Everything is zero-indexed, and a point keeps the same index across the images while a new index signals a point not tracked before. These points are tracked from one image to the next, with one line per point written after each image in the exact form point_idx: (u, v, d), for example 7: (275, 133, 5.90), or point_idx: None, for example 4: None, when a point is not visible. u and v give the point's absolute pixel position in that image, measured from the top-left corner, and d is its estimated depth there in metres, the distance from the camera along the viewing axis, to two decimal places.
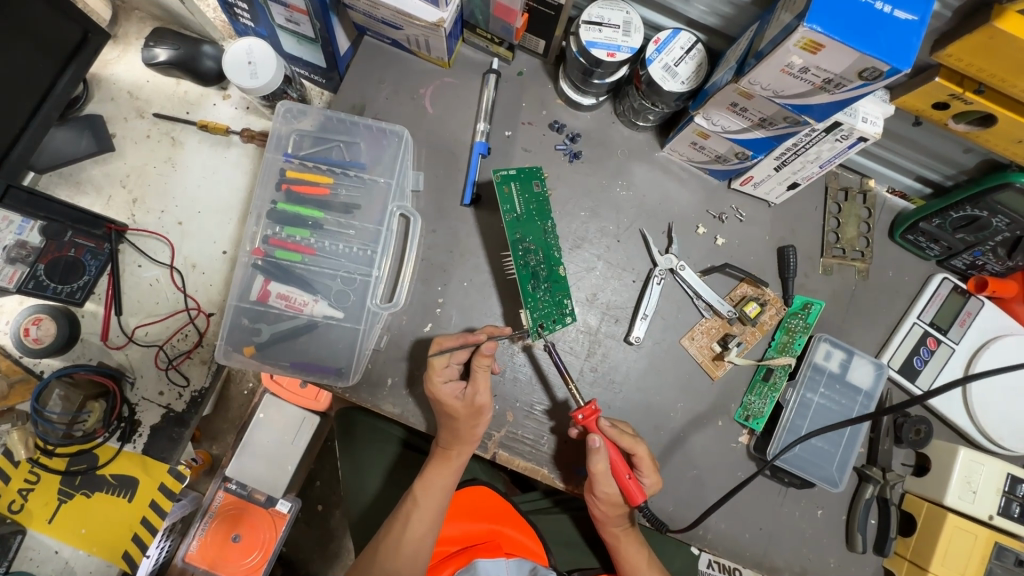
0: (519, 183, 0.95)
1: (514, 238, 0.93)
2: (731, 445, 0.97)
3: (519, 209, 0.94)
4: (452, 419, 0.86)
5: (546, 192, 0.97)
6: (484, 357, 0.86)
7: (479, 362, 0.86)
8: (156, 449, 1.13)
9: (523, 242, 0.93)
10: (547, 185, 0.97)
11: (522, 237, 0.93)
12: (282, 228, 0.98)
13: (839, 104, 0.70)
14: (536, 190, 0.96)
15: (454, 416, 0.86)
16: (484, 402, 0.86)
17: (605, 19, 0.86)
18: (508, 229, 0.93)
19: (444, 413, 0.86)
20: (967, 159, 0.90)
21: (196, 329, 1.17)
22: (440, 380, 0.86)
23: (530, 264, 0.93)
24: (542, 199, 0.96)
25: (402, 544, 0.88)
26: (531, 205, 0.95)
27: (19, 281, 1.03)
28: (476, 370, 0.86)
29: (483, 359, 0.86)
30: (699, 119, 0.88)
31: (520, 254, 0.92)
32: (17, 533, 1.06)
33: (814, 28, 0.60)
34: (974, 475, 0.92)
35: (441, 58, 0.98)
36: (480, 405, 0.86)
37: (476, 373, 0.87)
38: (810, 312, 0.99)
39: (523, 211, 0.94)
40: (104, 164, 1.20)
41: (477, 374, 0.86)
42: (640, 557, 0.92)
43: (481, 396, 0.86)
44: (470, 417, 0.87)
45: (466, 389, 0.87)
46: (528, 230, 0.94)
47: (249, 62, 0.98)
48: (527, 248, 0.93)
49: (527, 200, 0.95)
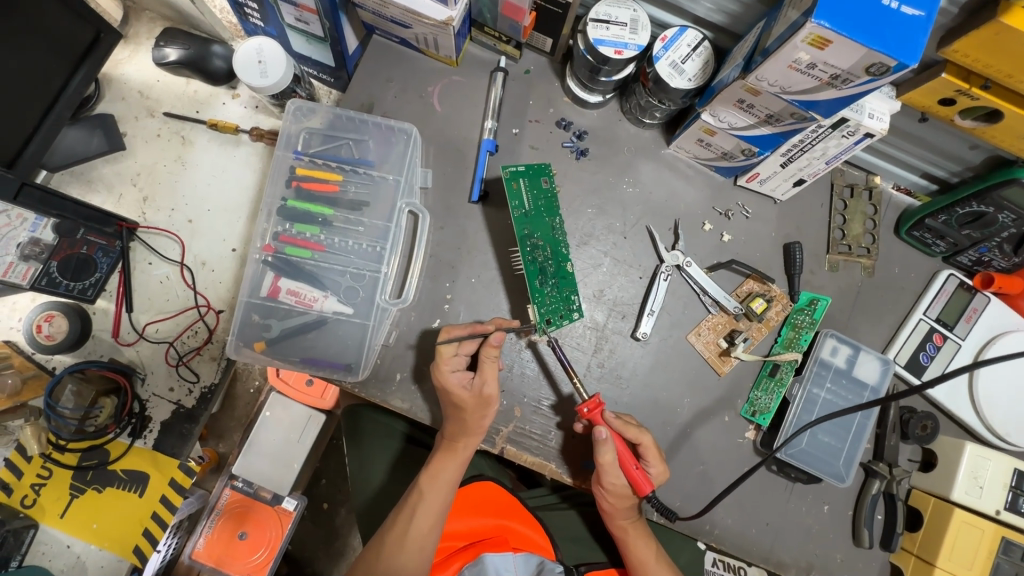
0: (526, 179, 0.96)
1: (523, 232, 0.94)
2: (737, 441, 0.97)
3: (526, 206, 0.95)
4: (458, 408, 0.87)
5: (554, 189, 0.98)
6: (491, 348, 0.87)
7: (486, 353, 0.88)
8: (166, 445, 1.15)
9: (531, 238, 0.94)
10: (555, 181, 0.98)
11: (529, 233, 0.94)
12: (292, 225, 0.99)
13: (846, 100, 0.70)
14: (544, 187, 0.97)
15: (461, 407, 0.87)
16: (491, 391, 0.88)
17: (612, 17, 0.87)
18: (517, 225, 0.94)
19: (450, 402, 0.87)
20: (973, 156, 0.90)
21: (206, 326, 1.18)
22: (447, 368, 0.86)
23: (537, 260, 0.94)
24: (550, 196, 0.97)
25: (407, 538, 0.89)
26: (538, 201, 0.96)
27: (32, 278, 1.03)
28: (483, 360, 0.88)
29: (490, 349, 0.87)
30: (706, 116, 0.88)
31: (527, 251, 0.94)
32: (30, 527, 1.07)
33: (821, 24, 0.60)
34: (980, 470, 0.92)
35: (449, 56, 0.99)
36: (487, 396, 0.88)
37: (484, 364, 0.88)
38: (817, 308, 0.99)
39: (530, 207, 0.95)
40: (115, 163, 1.21)
41: (484, 364, 0.88)
42: (647, 552, 0.92)
43: (488, 386, 0.88)
44: (479, 409, 0.88)
45: (473, 380, 0.88)
46: (535, 226, 0.95)
47: (260, 61, 0.99)
48: (534, 245, 0.94)
49: (533, 195, 0.96)
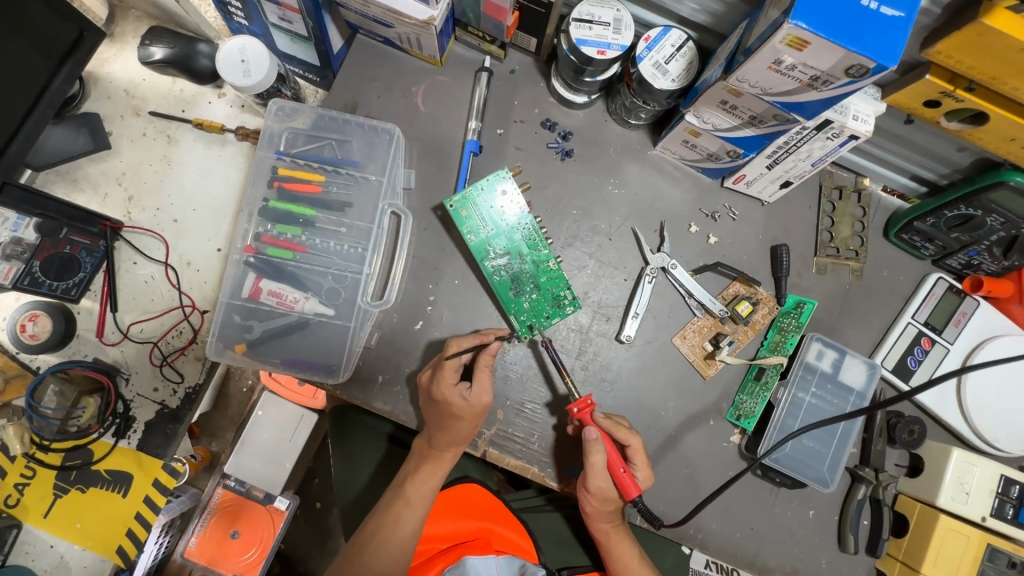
0: (477, 202, 0.95)
1: (482, 255, 0.94)
2: (723, 444, 0.97)
3: (482, 227, 0.94)
4: (454, 418, 0.87)
5: (514, 194, 0.96)
6: (489, 356, 0.89)
7: (483, 362, 0.89)
8: (151, 445, 1.14)
9: (495, 254, 0.94)
10: (512, 188, 0.96)
11: (492, 251, 0.94)
12: (273, 226, 0.99)
13: (829, 101, 0.69)
14: (501, 197, 0.95)
15: (459, 417, 0.87)
16: (487, 401, 0.88)
17: (595, 16, 0.86)
18: (476, 252, 0.94)
19: (447, 412, 0.86)
20: (961, 158, 0.89)
21: (191, 326, 1.18)
22: (448, 382, 0.86)
23: (506, 273, 0.95)
24: (512, 203, 0.96)
25: (391, 543, 0.89)
26: (497, 215, 0.95)
27: (14, 277, 1.07)
28: (479, 369, 0.89)
29: (488, 359, 0.88)
30: (691, 118, 0.87)
31: (492, 268, 0.94)
32: (13, 527, 1.08)
33: (799, 24, 0.60)
34: (967, 476, 0.91)
35: (433, 56, 0.98)
36: (484, 404, 0.88)
37: (480, 373, 0.89)
38: (803, 311, 0.97)
39: (486, 227, 0.94)
40: (100, 162, 1.21)
41: (480, 373, 0.88)
42: (631, 553, 0.92)
43: (485, 396, 0.88)
44: (475, 419, 0.88)
45: (470, 390, 0.87)
46: (497, 242, 0.95)
47: (242, 60, 0.99)
48: (499, 260, 0.95)
49: (488, 213, 0.95)
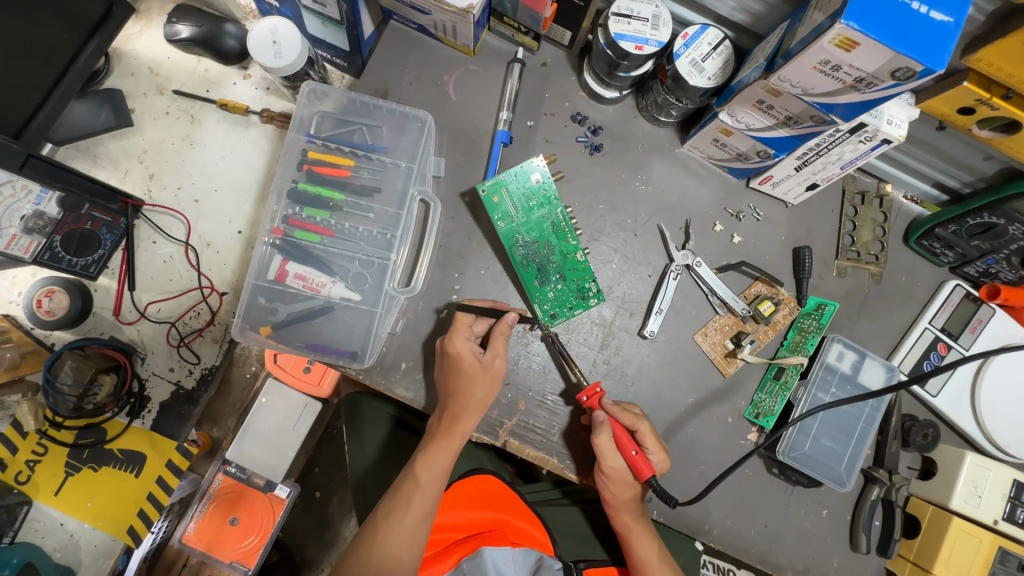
0: (509, 188, 0.95)
1: (511, 243, 0.94)
2: (739, 442, 0.97)
3: (513, 214, 0.95)
4: (467, 380, 0.86)
5: (547, 184, 0.96)
6: (504, 325, 0.90)
7: (499, 330, 0.90)
8: (165, 425, 1.17)
9: (524, 242, 0.95)
10: (545, 176, 0.96)
11: (522, 239, 0.95)
12: (301, 209, 0.98)
13: (868, 104, 0.70)
14: (533, 184, 0.96)
15: (471, 378, 0.86)
16: (500, 366, 0.89)
17: (634, 11, 0.86)
18: (504, 239, 0.94)
19: (459, 372, 0.86)
20: (987, 167, 0.91)
21: (209, 308, 1.20)
22: (462, 335, 0.87)
23: (534, 261, 0.95)
24: (545, 191, 0.96)
25: (403, 523, 0.88)
26: (527, 202, 0.95)
27: (34, 251, 1.04)
28: (495, 336, 0.90)
29: (504, 328, 0.90)
30: (724, 116, 0.88)
31: (521, 255, 0.95)
32: (23, 504, 1.06)
33: (851, 25, 0.60)
34: (981, 479, 0.92)
35: (467, 45, 0.98)
36: (496, 370, 0.89)
37: (495, 339, 0.90)
38: (824, 313, 0.99)
39: (517, 214, 0.95)
40: (121, 139, 1.22)
41: (496, 340, 0.90)
42: (650, 550, 0.92)
43: (498, 360, 0.89)
44: (486, 383, 0.88)
45: (484, 354, 0.89)
46: (526, 231, 0.95)
47: (274, 42, 0.98)
48: (529, 247, 0.95)
49: (518, 200, 0.95)
